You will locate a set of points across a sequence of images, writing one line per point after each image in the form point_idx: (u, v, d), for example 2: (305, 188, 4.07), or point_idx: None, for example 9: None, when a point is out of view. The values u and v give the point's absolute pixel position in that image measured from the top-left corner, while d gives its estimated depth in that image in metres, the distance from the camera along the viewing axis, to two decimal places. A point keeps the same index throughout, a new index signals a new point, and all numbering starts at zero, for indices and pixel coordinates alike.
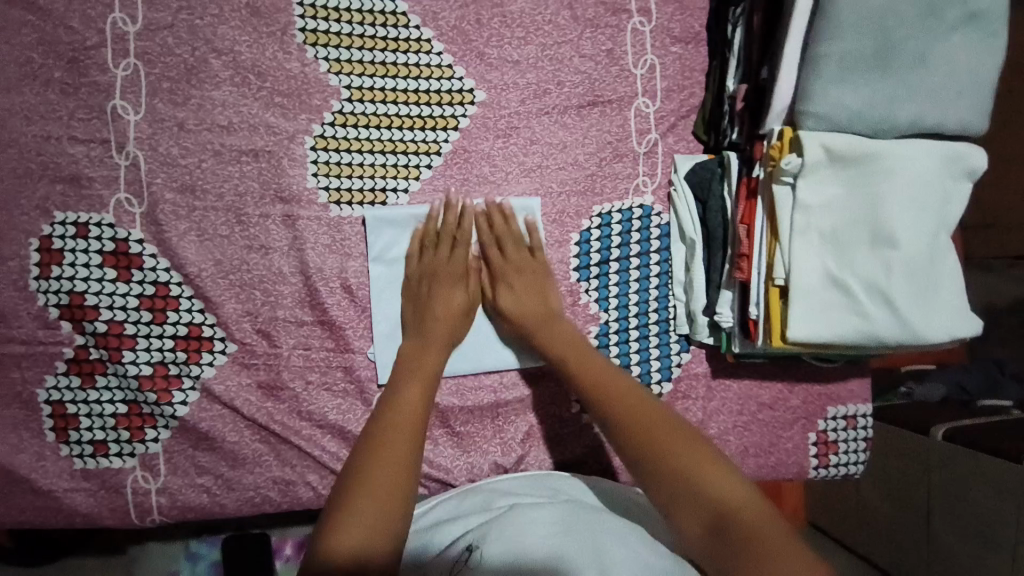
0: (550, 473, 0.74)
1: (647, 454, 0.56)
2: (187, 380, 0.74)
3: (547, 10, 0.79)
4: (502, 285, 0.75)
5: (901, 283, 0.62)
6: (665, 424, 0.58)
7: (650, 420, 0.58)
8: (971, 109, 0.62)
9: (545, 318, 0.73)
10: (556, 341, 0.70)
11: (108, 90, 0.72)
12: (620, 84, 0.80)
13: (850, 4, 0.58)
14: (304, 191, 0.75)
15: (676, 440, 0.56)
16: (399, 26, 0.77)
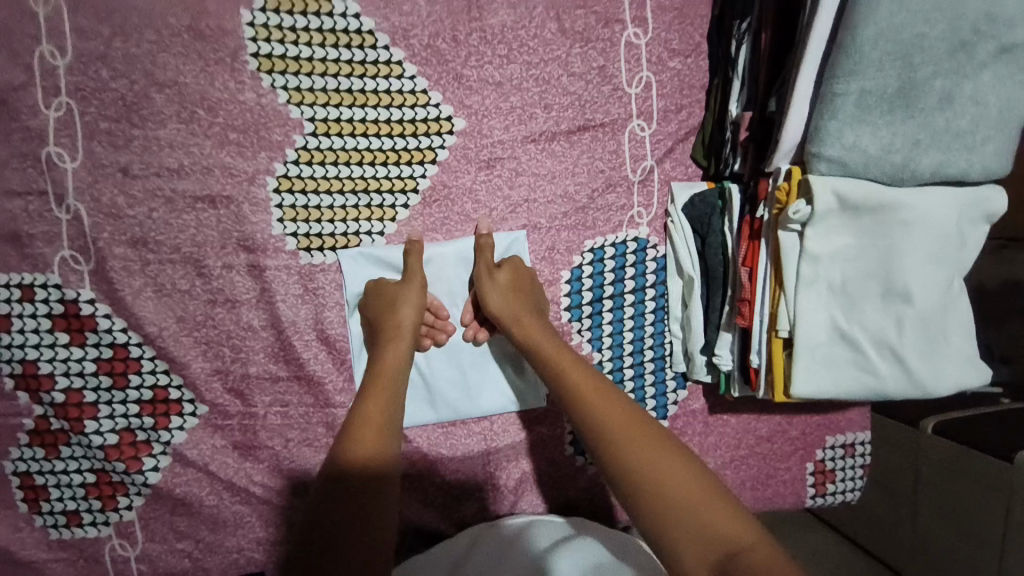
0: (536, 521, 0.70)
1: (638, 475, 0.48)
2: (157, 445, 0.70)
3: (532, 22, 0.71)
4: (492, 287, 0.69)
5: (912, 338, 0.58)
6: (659, 442, 0.50)
7: (643, 442, 0.50)
8: (1000, 149, 0.56)
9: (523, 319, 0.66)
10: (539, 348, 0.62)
11: (41, 136, 0.64)
12: (614, 105, 0.73)
13: (873, 39, 0.51)
14: (269, 239, 0.69)
15: (673, 463, 0.48)
16: (366, 47, 0.68)
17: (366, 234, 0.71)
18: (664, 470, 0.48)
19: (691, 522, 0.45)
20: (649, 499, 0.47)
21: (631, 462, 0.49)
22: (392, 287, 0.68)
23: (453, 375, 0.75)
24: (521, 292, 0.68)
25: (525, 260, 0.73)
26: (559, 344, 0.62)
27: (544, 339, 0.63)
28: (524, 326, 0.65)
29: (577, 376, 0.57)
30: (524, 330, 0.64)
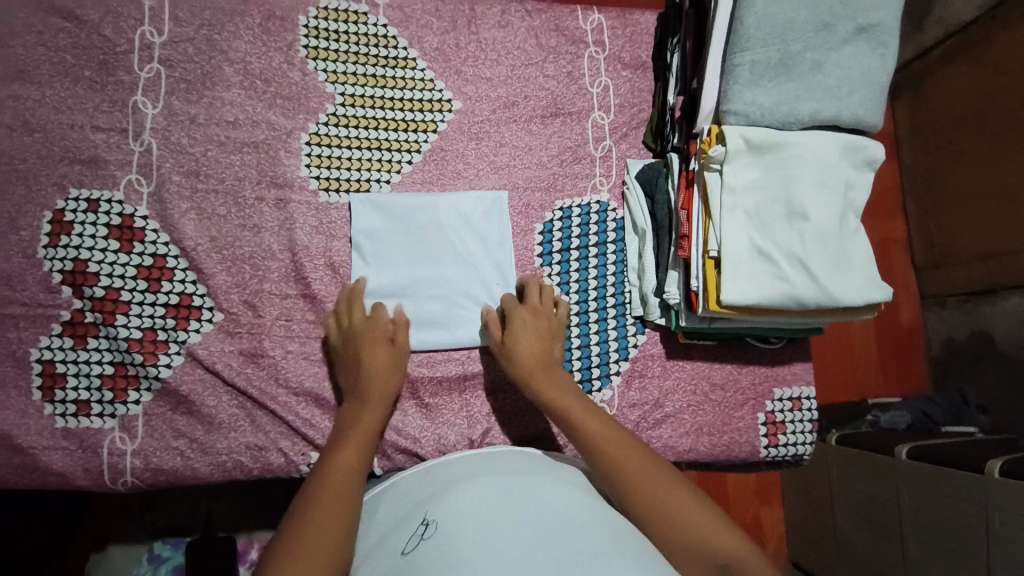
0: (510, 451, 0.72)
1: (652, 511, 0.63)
2: (174, 345, 0.79)
3: (516, 39, 0.93)
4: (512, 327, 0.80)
5: (814, 252, 0.73)
6: (661, 479, 0.65)
7: (653, 484, 0.65)
8: (862, 105, 0.74)
9: (543, 367, 0.78)
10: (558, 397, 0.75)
11: (132, 88, 0.83)
12: (579, 100, 0.93)
13: (756, 23, 0.72)
14: (296, 178, 0.85)
15: (676, 500, 0.63)
16: (389, 47, 0.90)
17: (376, 182, 0.87)
18: (669, 497, 0.64)
19: (691, 538, 0.60)
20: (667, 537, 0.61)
21: (639, 506, 0.63)
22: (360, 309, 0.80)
23: (440, 302, 0.85)
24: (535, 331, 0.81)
25: (505, 215, 0.88)
26: (570, 391, 0.76)
27: (561, 388, 0.77)
28: (544, 377, 0.77)
29: (597, 427, 0.71)
30: (541, 375, 0.78)
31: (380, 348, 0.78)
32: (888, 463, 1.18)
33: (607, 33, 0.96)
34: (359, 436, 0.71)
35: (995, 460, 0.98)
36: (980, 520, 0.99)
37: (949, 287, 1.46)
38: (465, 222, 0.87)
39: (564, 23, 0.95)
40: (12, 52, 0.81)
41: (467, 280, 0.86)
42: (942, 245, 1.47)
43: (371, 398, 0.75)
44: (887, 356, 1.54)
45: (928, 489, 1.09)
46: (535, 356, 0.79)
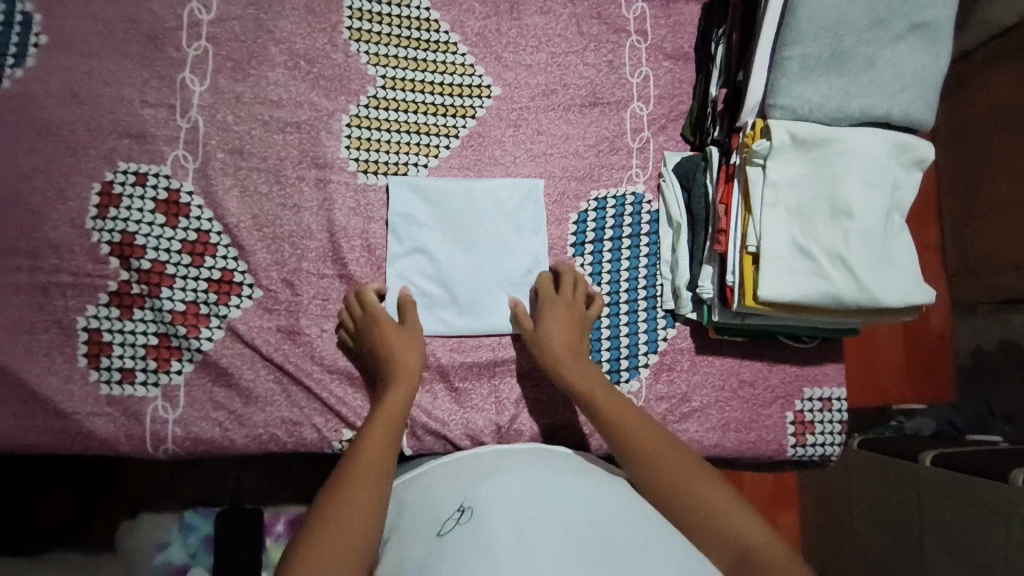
0: (543, 448, 0.73)
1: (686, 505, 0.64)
2: (215, 319, 0.81)
3: (558, 26, 0.93)
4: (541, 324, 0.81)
5: (858, 251, 0.71)
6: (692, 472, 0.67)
7: (683, 477, 0.66)
8: (914, 101, 0.72)
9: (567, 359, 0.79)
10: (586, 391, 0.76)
11: (180, 65, 0.84)
12: (619, 89, 0.93)
13: (808, 16, 0.71)
14: (336, 159, 0.86)
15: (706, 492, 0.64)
16: (431, 30, 0.90)
17: (414, 165, 0.88)
18: (700, 488, 0.65)
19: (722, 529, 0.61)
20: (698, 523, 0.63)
21: (668, 496, 0.65)
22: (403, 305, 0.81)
23: (477, 287, 0.86)
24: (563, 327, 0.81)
25: (541, 203, 0.88)
26: (596, 380, 0.77)
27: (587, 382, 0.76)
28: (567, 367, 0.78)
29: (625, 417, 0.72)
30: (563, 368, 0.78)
31: (405, 341, 0.79)
32: (910, 467, 1.16)
33: (650, 23, 0.94)
34: (386, 421, 0.72)
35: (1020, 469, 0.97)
36: (1000, 529, 0.98)
37: (982, 295, 1.42)
38: (501, 210, 0.87)
39: (607, 11, 0.94)
40: (62, 23, 0.83)
41: (499, 268, 0.87)
42: (973, 252, 1.43)
43: (398, 385, 0.75)
44: (915, 362, 1.51)
45: (949, 498, 1.07)
46: (563, 348, 0.79)
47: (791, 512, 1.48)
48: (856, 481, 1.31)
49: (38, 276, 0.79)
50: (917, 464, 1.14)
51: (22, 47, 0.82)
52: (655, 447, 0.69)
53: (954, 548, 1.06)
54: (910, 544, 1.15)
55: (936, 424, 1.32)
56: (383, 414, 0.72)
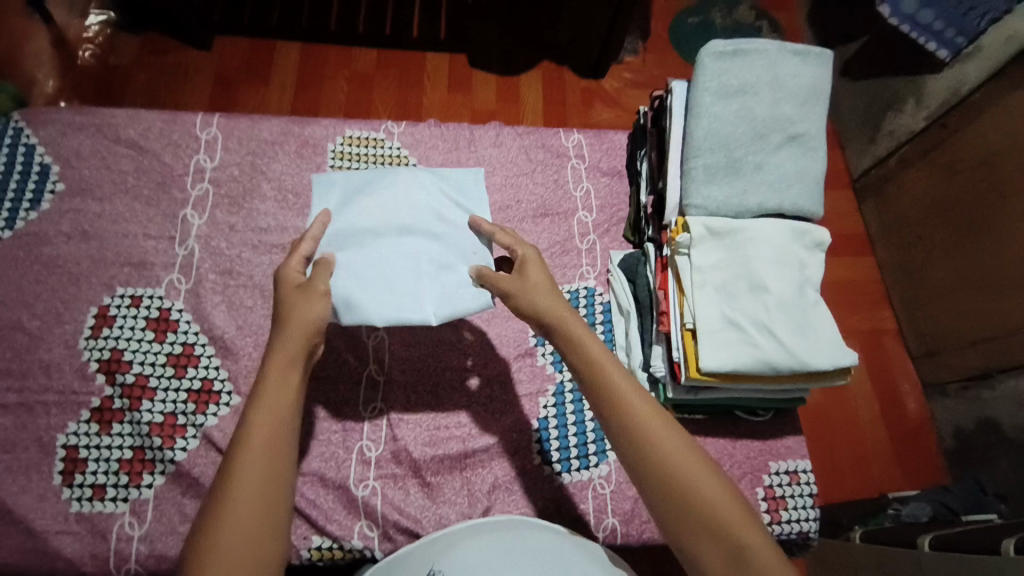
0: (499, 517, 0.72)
1: (656, 475, 0.60)
2: (191, 428, 0.84)
3: (509, 155, 1.11)
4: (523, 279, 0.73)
5: (780, 320, 0.80)
6: (669, 436, 0.61)
7: (679, 463, 0.59)
8: (803, 195, 0.86)
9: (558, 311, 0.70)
10: (580, 344, 0.68)
11: (182, 203, 0.97)
12: (565, 202, 1.08)
13: (702, 136, 0.87)
14: None
15: (681, 463, 0.59)
16: (402, 165, 1.07)
17: None
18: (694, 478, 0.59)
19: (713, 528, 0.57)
20: (682, 524, 0.58)
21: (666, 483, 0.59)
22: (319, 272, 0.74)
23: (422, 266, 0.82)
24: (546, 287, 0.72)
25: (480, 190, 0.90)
26: (597, 343, 0.68)
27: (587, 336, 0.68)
28: (550, 316, 0.70)
29: (643, 412, 0.62)
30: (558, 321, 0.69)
31: (303, 301, 0.70)
32: (910, 555, 1.09)
33: (586, 149, 1.13)
34: (269, 412, 0.61)
35: (1010, 540, 0.94)
36: None
37: (947, 373, 1.47)
38: (429, 215, 0.86)
39: (550, 142, 1.13)
40: (78, 173, 0.97)
41: (414, 274, 0.81)
42: (933, 332, 1.50)
43: (283, 337, 0.67)
44: (897, 441, 1.51)
45: None
46: (545, 296, 0.71)
47: None
48: None
49: (25, 396, 0.84)
50: (918, 552, 1.08)
51: (39, 193, 0.95)
52: (633, 405, 0.63)
53: None
54: None
55: (932, 507, 1.27)
56: (266, 412, 0.61)
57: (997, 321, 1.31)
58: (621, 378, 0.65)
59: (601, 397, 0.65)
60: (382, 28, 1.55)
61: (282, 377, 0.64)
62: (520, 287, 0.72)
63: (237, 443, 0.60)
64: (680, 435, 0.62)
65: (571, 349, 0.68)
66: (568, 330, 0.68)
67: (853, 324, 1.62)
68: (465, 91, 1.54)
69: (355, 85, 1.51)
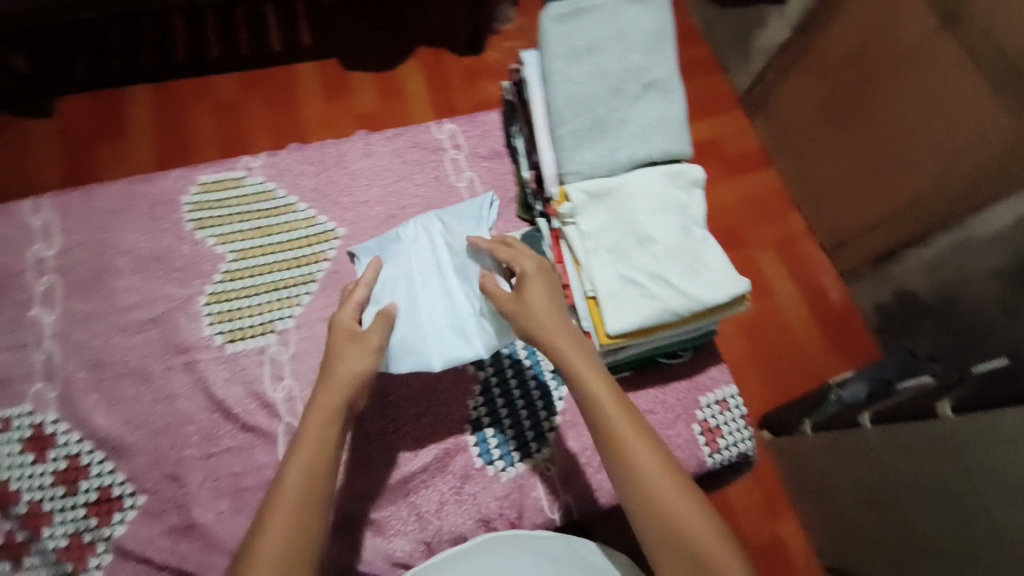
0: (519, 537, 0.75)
1: (640, 492, 0.60)
2: (101, 543, 0.79)
3: (383, 162, 1.05)
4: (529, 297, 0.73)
5: (673, 267, 0.81)
6: (657, 456, 0.61)
7: (661, 485, 0.59)
8: (670, 140, 0.86)
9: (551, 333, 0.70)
10: (568, 360, 0.67)
11: (28, 303, 0.88)
12: (451, 197, 1.05)
13: (563, 103, 0.85)
14: (200, 339, 0.89)
15: (665, 483, 0.59)
16: (269, 199, 0.99)
17: (280, 319, 0.91)
18: (673, 500, 0.59)
19: (688, 548, 0.57)
20: (660, 541, 0.58)
21: (645, 500, 0.59)
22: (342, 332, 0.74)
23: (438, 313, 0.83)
24: (544, 310, 0.71)
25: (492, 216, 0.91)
26: (592, 363, 0.67)
27: (579, 354, 0.68)
28: (547, 333, 0.70)
29: (630, 431, 0.62)
30: (548, 341, 0.69)
31: (350, 355, 0.72)
32: (854, 436, 0.99)
33: (461, 137, 1.09)
34: (317, 449, 0.63)
35: (944, 400, 0.82)
36: (956, 469, 0.80)
37: (865, 259, 1.35)
38: (446, 252, 0.87)
39: (422, 138, 1.08)
40: None
41: (435, 307, 0.84)
42: (839, 227, 1.39)
43: (321, 395, 0.68)
44: (828, 321, 1.42)
45: (901, 451, 0.89)
46: (545, 317, 0.71)
47: (790, 521, 1.27)
48: (823, 466, 1.11)
49: None
50: (860, 430, 0.97)
51: None
52: (620, 421, 0.63)
53: (936, 503, 0.84)
54: (886, 514, 0.96)
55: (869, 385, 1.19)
56: (305, 456, 0.63)
57: (892, 200, 1.22)
58: (612, 396, 0.64)
59: (589, 414, 0.65)
60: (237, 47, 1.39)
61: (329, 421, 0.66)
62: (521, 307, 0.72)
63: (278, 480, 0.61)
64: (666, 459, 0.61)
65: (559, 366, 0.68)
66: (558, 348, 0.68)
67: (771, 228, 1.49)
68: (346, 95, 1.38)
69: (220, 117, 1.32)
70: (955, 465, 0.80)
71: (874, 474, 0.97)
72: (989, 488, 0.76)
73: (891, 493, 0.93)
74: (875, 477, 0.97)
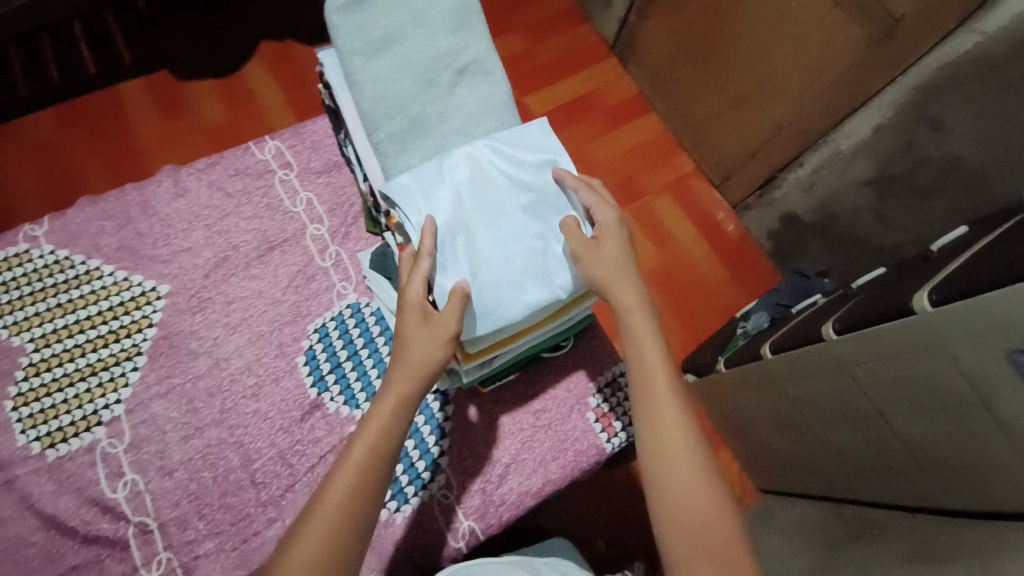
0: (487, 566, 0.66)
1: (653, 453, 0.57)
2: None
3: (201, 199, 0.92)
4: (606, 242, 0.66)
5: None
6: (679, 419, 0.58)
7: (677, 452, 0.57)
8: (499, 126, 0.78)
9: (629, 280, 0.65)
10: (628, 310, 0.64)
11: None
12: (289, 224, 0.94)
13: (370, 103, 0.75)
14: (15, 451, 0.77)
15: (681, 448, 0.57)
16: (67, 269, 0.85)
17: (105, 408, 0.80)
18: (683, 467, 0.56)
19: (689, 517, 0.54)
20: (665, 504, 0.55)
21: (658, 461, 0.57)
22: (411, 317, 0.63)
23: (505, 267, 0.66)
24: (624, 265, 0.66)
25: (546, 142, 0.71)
26: (651, 322, 0.64)
27: (639, 308, 0.64)
28: (614, 281, 0.64)
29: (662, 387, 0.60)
30: (615, 287, 0.64)
31: (425, 340, 0.62)
32: (758, 368, 0.96)
33: (289, 153, 0.97)
34: (354, 482, 0.55)
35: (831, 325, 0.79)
36: (850, 384, 0.79)
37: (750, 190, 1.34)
38: (507, 184, 0.68)
39: (243, 163, 0.95)
40: None
41: (506, 251, 0.66)
42: (721, 161, 1.37)
43: (387, 401, 0.60)
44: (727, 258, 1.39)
45: (801, 377, 0.87)
46: (619, 267, 0.65)
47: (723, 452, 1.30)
48: (739, 401, 1.10)
49: None
50: (764, 364, 0.94)
51: None
52: (655, 374, 0.61)
53: (839, 417, 0.84)
54: (804, 437, 0.95)
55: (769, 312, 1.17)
56: (350, 474, 0.56)
57: (763, 128, 1.21)
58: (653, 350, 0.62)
59: (647, 359, 0.62)
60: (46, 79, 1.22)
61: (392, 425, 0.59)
62: (592, 256, 0.64)
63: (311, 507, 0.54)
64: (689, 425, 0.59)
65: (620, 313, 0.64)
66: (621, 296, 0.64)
67: (657, 175, 1.44)
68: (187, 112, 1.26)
69: (36, 163, 1.17)
70: (847, 382, 0.79)
71: (783, 401, 0.95)
72: (891, 401, 0.74)
73: (804, 417, 0.92)
74: (785, 404, 0.95)
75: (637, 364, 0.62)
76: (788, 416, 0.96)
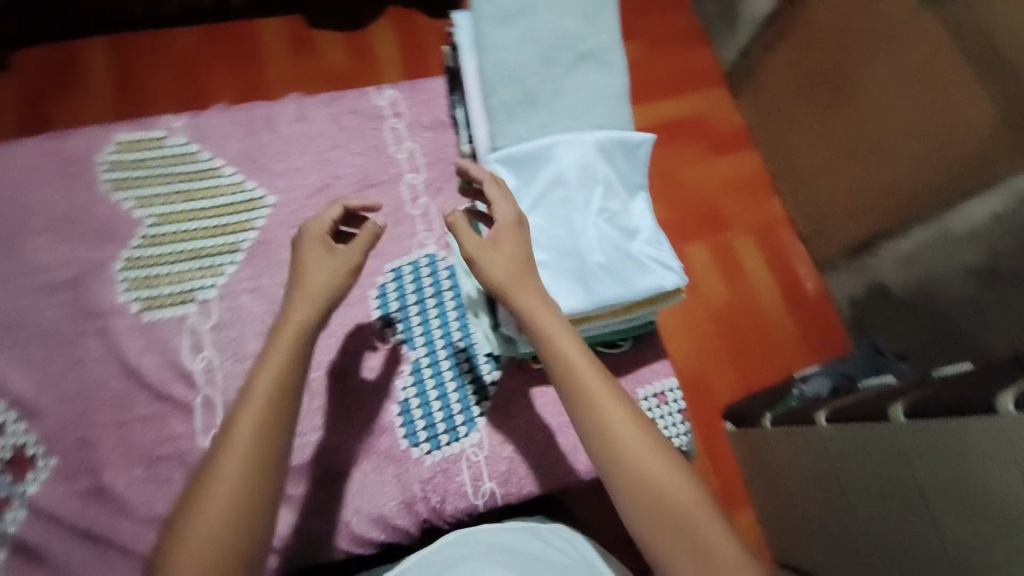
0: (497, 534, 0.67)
1: (619, 472, 0.58)
2: (7, 506, 0.76)
3: (318, 128, 0.99)
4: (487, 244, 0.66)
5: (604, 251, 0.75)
6: (637, 430, 0.58)
7: (642, 462, 0.57)
8: (608, 114, 0.80)
9: (543, 311, 0.64)
10: (550, 346, 0.62)
11: None
12: (389, 167, 0.99)
13: (492, 72, 0.80)
14: (115, 305, 0.86)
15: (646, 457, 0.57)
16: (194, 163, 0.94)
17: (200, 289, 0.88)
18: (653, 471, 0.57)
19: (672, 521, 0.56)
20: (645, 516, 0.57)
21: (627, 478, 0.57)
22: (317, 245, 0.69)
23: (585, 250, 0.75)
24: (520, 264, 0.66)
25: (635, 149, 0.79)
26: (573, 338, 0.63)
27: (562, 332, 0.63)
28: (522, 301, 0.64)
29: (608, 406, 0.59)
30: (535, 319, 0.63)
31: (325, 270, 0.68)
32: (810, 430, 0.92)
33: (403, 105, 1.03)
34: (256, 407, 0.58)
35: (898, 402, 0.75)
36: (907, 473, 0.73)
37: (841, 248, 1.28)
38: (600, 184, 0.77)
39: (361, 104, 1.02)
40: None
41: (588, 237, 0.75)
42: (818, 210, 1.32)
43: (302, 304, 0.65)
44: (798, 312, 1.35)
45: (855, 450, 0.82)
46: (509, 265, 0.65)
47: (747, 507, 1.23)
48: (781, 458, 1.05)
49: None
50: (814, 428, 0.90)
51: None
52: (598, 397, 0.59)
53: (884, 503, 0.79)
54: (839, 515, 0.89)
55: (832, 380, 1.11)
56: (252, 402, 0.59)
57: (868, 185, 1.16)
58: (587, 375, 0.60)
59: (583, 390, 0.60)
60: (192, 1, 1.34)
61: (290, 345, 0.63)
62: (483, 253, 0.66)
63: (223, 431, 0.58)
64: (645, 430, 0.59)
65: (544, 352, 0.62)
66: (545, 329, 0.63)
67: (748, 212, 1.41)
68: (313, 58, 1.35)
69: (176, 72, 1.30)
70: (906, 468, 0.73)
71: (828, 472, 0.90)
72: (944, 505, 0.68)
73: (846, 493, 0.86)
74: (829, 475, 0.90)
75: (576, 392, 0.60)
76: (829, 487, 0.91)
